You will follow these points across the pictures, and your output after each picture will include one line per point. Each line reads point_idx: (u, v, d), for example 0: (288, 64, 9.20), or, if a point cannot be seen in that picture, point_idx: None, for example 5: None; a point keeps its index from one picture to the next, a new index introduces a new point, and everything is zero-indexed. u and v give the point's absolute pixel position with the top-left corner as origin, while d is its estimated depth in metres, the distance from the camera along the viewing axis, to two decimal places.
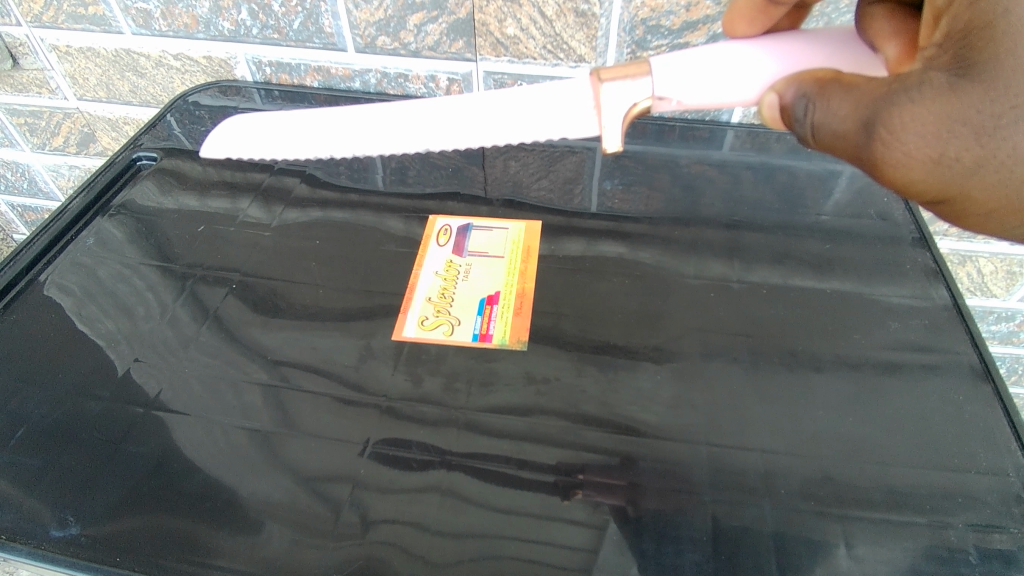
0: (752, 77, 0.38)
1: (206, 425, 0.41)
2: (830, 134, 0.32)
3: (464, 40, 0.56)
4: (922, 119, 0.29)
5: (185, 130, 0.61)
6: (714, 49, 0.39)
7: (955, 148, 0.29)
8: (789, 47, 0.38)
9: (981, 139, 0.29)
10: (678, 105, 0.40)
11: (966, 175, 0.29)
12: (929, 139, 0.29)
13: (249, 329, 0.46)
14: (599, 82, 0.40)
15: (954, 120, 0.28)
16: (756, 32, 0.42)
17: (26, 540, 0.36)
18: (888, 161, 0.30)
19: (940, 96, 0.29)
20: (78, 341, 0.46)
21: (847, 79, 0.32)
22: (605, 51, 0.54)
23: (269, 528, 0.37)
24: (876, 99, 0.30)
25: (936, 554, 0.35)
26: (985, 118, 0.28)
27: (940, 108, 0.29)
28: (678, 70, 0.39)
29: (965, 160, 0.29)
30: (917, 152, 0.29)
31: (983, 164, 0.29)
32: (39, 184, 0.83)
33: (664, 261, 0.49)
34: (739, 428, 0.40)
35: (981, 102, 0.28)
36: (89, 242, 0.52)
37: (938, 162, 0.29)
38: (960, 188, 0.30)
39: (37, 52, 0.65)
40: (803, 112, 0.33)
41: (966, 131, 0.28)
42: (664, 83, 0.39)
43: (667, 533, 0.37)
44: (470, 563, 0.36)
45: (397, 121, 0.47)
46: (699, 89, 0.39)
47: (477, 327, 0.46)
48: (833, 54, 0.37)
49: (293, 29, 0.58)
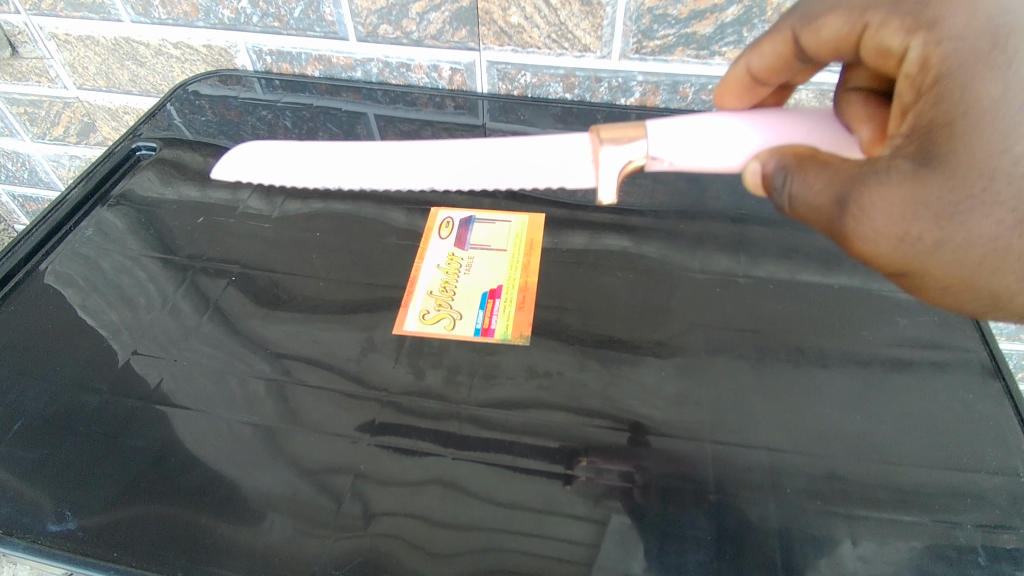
0: (739, 146, 0.38)
1: (207, 418, 0.41)
2: (805, 205, 0.32)
3: (468, 28, 0.55)
4: (890, 199, 0.28)
5: (185, 120, 0.60)
6: (704, 117, 0.39)
7: (918, 228, 0.28)
8: (772, 120, 0.38)
9: (941, 222, 0.27)
10: (670, 165, 0.40)
11: (928, 254, 0.28)
12: (892, 219, 0.28)
13: (251, 321, 0.45)
14: (599, 142, 0.40)
15: (919, 202, 0.27)
16: (746, 104, 0.41)
17: (23, 534, 0.36)
18: (856, 235, 0.29)
19: (905, 180, 0.28)
20: (78, 332, 0.45)
21: (825, 158, 0.32)
22: (610, 40, 0.53)
23: (268, 521, 0.37)
24: (849, 177, 0.30)
25: (945, 555, 0.35)
26: (945, 203, 0.27)
27: (906, 191, 0.28)
28: (670, 133, 0.39)
29: (927, 239, 0.28)
30: (883, 229, 0.28)
31: (942, 247, 0.28)
32: (40, 174, 0.83)
33: (670, 255, 0.48)
34: (746, 426, 0.40)
35: (942, 189, 0.27)
36: (88, 233, 0.51)
37: (902, 239, 0.28)
38: (921, 265, 0.29)
39: (36, 40, 0.64)
40: (782, 182, 0.33)
41: (927, 214, 0.27)
42: (659, 144, 0.39)
43: (672, 529, 0.36)
44: (472, 554, 0.35)
45: (398, 156, 0.47)
46: (690, 152, 0.39)
47: (479, 321, 0.45)
48: (814, 130, 0.37)
49: (294, 17, 0.57)
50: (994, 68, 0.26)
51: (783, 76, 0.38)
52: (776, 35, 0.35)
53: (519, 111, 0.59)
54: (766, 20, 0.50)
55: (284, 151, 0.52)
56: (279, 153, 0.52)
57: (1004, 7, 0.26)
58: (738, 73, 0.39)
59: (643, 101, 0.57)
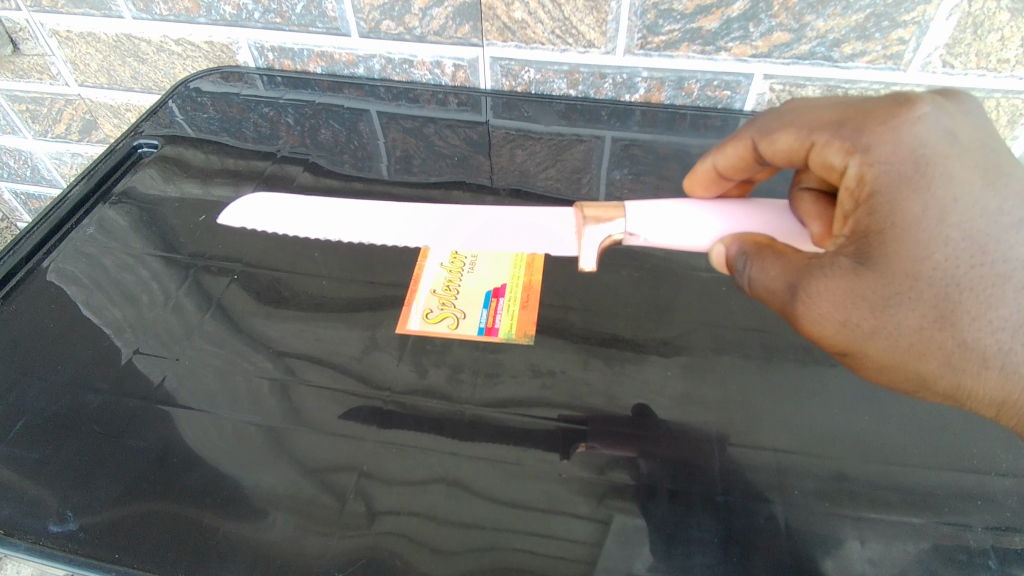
0: (705, 229, 0.40)
1: (210, 417, 0.41)
2: (763, 288, 0.35)
3: (471, 24, 0.55)
4: (832, 290, 0.32)
5: (186, 117, 0.60)
6: (674, 201, 0.41)
7: (857, 316, 0.31)
8: (734, 208, 0.41)
9: (875, 312, 0.31)
10: (645, 241, 0.42)
11: (866, 339, 0.32)
12: (836, 308, 0.32)
13: (253, 319, 0.45)
14: (584, 218, 0.41)
15: (857, 294, 0.31)
16: (711, 194, 0.42)
17: (25, 535, 0.36)
18: (806, 318, 0.33)
19: (845, 275, 0.31)
20: (80, 331, 0.45)
21: (779, 247, 0.35)
22: (615, 36, 0.53)
23: (272, 520, 0.36)
24: (799, 268, 0.33)
25: (955, 558, 0.35)
26: (879, 297, 0.31)
27: (846, 285, 0.31)
28: (645, 213, 0.41)
29: (865, 326, 0.32)
30: (827, 315, 0.32)
31: (877, 333, 0.32)
32: (42, 172, 0.83)
33: (675, 253, 0.48)
34: (753, 426, 0.39)
35: (876, 285, 0.31)
36: (90, 231, 0.51)
37: (844, 324, 0.32)
38: (860, 346, 0.33)
39: (37, 36, 0.64)
40: (743, 267, 0.36)
41: (864, 305, 0.31)
42: (635, 221, 0.41)
43: (678, 531, 0.36)
44: (477, 554, 0.35)
45: (407, 214, 0.47)
46: (663, 231, 0.41)
47: (482, 321, 0.45)
48: (773, 220, 0.40)
49: (296, 13, 0.57)
50: (917, 188, 0.30)
51: (745, 174, 0.40)
52: (738, 140, 0.38)
53: (523, 107, 0.59)
54: (773, 15, 0.49)
55: (265, 203, 0.50)
56: (283, 205, 0.50)
57: (923, 139, 0.31)
58: (706, 167, 0.41)
59: (648, 97, 0.57)
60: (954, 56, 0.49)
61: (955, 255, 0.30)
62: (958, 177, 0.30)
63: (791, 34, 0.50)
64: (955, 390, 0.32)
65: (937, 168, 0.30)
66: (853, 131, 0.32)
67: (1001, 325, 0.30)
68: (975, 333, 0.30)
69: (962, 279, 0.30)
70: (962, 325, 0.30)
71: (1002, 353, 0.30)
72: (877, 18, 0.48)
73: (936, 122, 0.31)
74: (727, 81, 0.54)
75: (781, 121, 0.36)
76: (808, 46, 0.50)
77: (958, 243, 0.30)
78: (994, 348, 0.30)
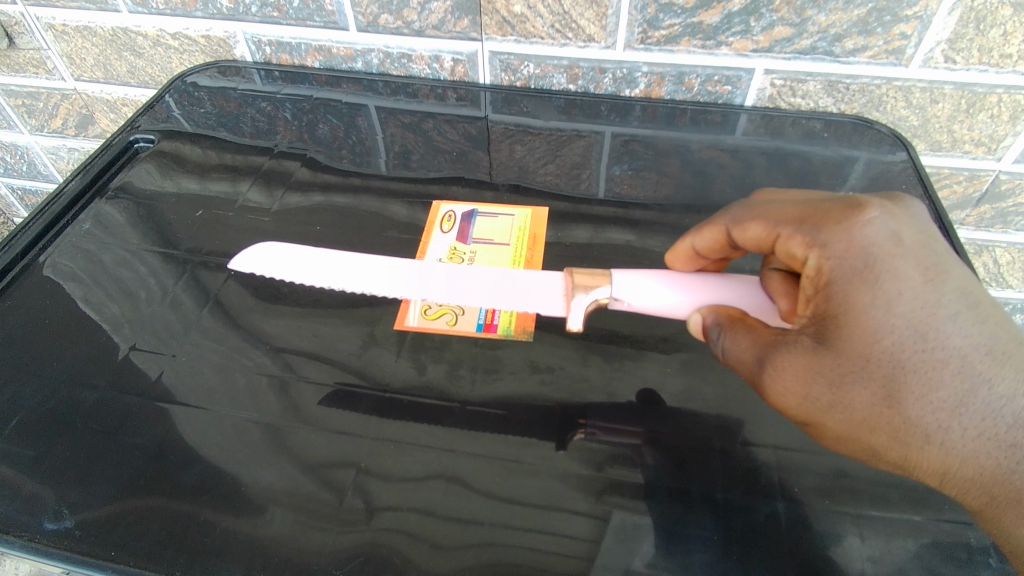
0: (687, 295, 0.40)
1: (207, 414, 0.40)
2: (733, 358, 0.35)
3: (470, 18, 0.54)
4: (794, 365, 0.32)
5: (183, 111, 0.60)
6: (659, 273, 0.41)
7: (816, 390, 0.32)
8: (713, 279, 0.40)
9: (832, 389, 0.31)
10: (630, 307, 0.41)
11: (824, 411, 0.32)
12: (799, 381, 0.32)
13: (250, 316, 0.45)
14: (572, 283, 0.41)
15: (816, 370, 0.31)
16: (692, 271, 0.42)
17: (19, 533, 0.36)
18: (770, 388, 0.33)
19: (806, 352, 0.32)
20: (76, 328, 0.45)
21: (751, 320, 0.36)
22: (615, 30, 0.52)
23: (269, 518, 0.36)
24: (765, 342, 0.34)
25: (955, 556, 0.35)
26: (835, 375, 0.31)
27: (806, 361, 0.32)
28: (632, 280, 0.41)
29: (823, 401, 0.32)
30: (789, 387, 0.32)
31: (834, 408, 0.32)
32: (39, 167, 0.82)
33: None
34: (753, 423, 0.39)
35: (833, 364, 0.31)
36: (87, 226, 0.51)
37: (804, 398, 0.32)
38: (819, 418, 0.32)
39: (33, 30, 0.63)
40: (716, 337, 0.36)
41: (823, 381, 0.31)
42: (623, 288, 0.40)
43: (679, 527, 0.36)
44: (474, 550, 0.35)
45: (399, 267, 0.44)
46: (649, 297, 0.40)
47: (481, 317, 0.44)
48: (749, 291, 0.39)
49: (293, 7, 0.56)
50: (869, 279, 0.30)
51: (721, 254, 0.40)
52: (714, 225, 0.38)
53: (522, 102, 0.58)
54: (775, 10, 0.48)
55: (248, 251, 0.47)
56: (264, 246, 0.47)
57: (872, 238, 0.31)
58: (685, 246, 0.40)
59: (648, 92, 0.57)
60: (957, 51, 0.48)
61: (901, 341, 0.30)
62: (902, 271, 0.30)
63: (793, 28, 0.49)
64: (903, 462, 0.32)
65: (885, 263, 0.30)
66: (813, 228, 0.32)
67: (942, 406, 0.30)
68: (920, 413, 0.30)
69: (907, 362, 0.30)
70: (909, 404, 0.30)
71: (943, 431, 0.30)
72: (879, 13, 0.47)
73: (883, 224, 0.31)
74: (728, 77, 0.54)
75: (754, 212, 0.36)
76: (810, 41, 0.50)
77: (903, 330, 0.30)
78: (936, 427, 0.30)
